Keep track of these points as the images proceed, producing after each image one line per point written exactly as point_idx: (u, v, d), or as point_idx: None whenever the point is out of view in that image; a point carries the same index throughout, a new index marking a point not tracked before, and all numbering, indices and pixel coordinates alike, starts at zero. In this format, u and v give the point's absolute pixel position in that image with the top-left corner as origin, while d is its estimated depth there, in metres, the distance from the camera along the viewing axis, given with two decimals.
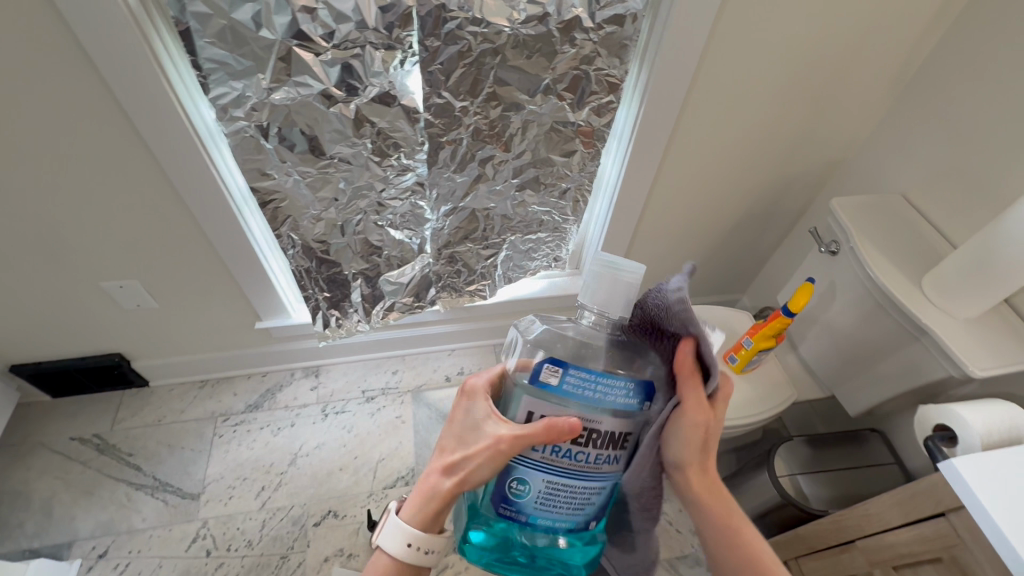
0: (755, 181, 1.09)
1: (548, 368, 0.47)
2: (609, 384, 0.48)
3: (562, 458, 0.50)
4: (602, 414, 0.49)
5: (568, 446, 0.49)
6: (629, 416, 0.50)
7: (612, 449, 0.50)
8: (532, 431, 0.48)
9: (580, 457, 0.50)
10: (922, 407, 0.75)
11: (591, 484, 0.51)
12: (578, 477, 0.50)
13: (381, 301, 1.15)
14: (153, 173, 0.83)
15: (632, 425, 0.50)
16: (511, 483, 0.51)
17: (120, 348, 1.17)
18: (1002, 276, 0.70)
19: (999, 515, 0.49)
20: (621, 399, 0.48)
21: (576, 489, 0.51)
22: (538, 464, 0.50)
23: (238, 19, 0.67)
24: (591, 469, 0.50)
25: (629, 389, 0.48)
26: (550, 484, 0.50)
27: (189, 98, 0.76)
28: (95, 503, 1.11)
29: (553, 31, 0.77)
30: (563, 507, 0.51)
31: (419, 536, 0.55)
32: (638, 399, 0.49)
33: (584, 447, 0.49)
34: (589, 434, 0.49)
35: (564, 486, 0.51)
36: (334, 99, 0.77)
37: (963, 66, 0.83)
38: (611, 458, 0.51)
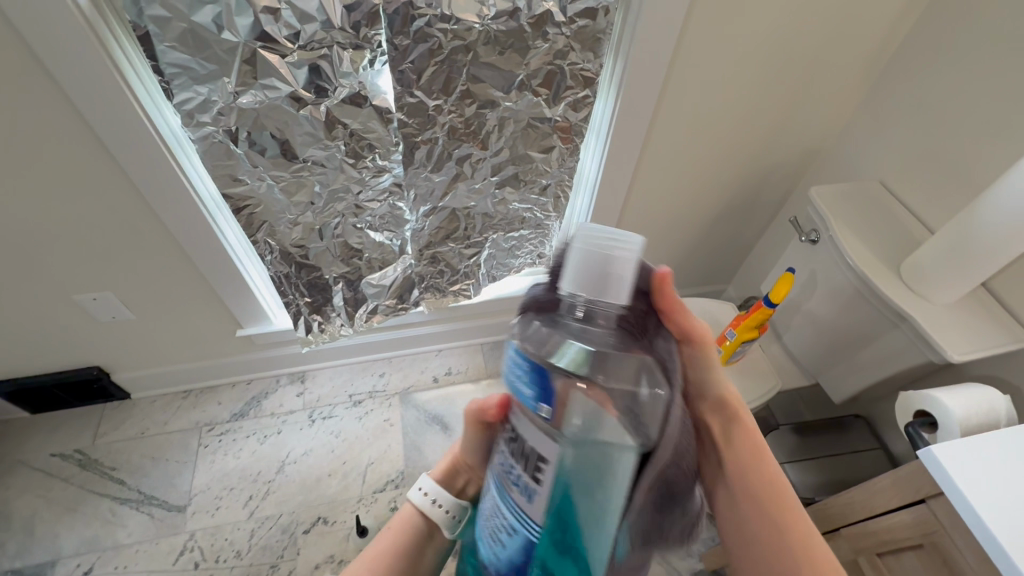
0: (735, 171, 1.09)
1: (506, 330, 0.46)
2: (517, 368, 0.41)
3: (495, 458, 0.46)
4: (517, 405, 0.42)
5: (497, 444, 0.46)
6: (527, 414, 0.40)
7: (517, 467, 0.41)
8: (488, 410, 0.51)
9: (506, 468, 0.43)
10: (903, 392, 0.75)
11: (507, 510, 0.43)
12: (501, 492, 0.44)
13: (364, 304, 1.14)
14: (120, 182, 0.81)
15: (536, 446, 0.40)
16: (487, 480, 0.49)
17: (98, 361, 1.15)
18: (977, 260, 0.70)
19: (978, 501, 0.49)
20: (521, 388, 0.41)
21: (498, 502, 0.44)
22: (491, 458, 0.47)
23: (198, 22, 0.65)
24: (505, 485, 0.43)
25: (523, 372, 0.40)
26: (493, 491, 0.45)
27: (152, 104, 0.74)
28: (79, 520, 1.09)
29: (524, 27, 0.75)
30: (496, 527, 0.44)
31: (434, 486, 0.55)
32: (533, 395, 0.39)
33: (502, 450, 0.44)
34: (508, 436, 0.43)
35: (493, 498, 0.45)
36: (303, 101, 0.76)
37: (936, 52, 0.83)
38: (520, 482, 0.41)
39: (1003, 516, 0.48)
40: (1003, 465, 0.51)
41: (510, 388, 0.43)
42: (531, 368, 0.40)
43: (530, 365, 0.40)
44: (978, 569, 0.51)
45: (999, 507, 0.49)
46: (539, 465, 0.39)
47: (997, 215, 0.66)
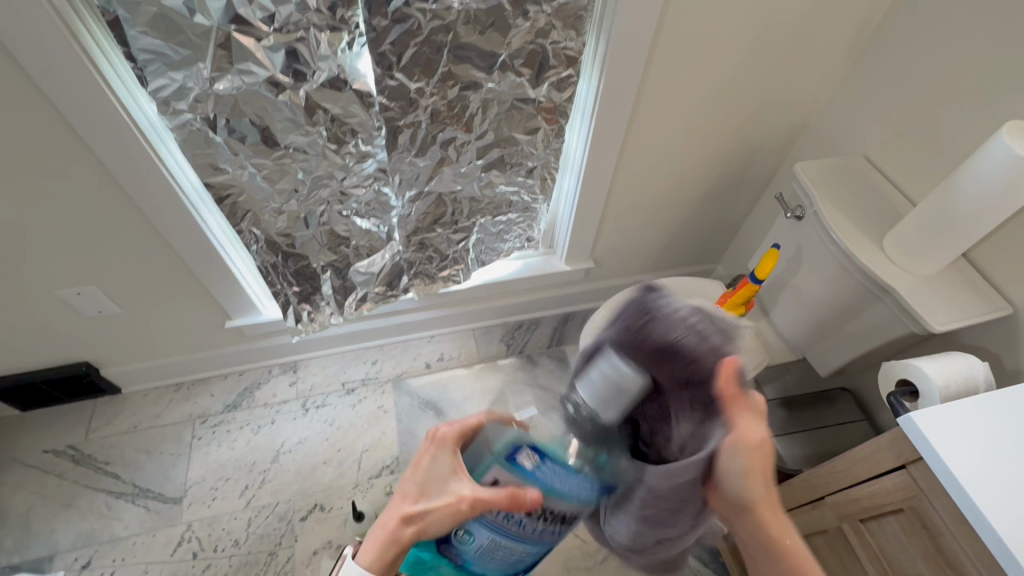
0: (721, 150, 1.08)
1: (525, 451, 0.44)
2: (573, 480, 0.45)
3: (512, 526, 0.45)
4: (552, 499, 0.45)
5: (523, 519, 0.44)
6: (581, 505, 0.47)
7: (556, 525, 0.47)
8: (509, 500, 0.43)
9: (529, 527, 0.45)
10: (885, 363, 0.76)
11: (532, 549, 0.48)
12: (526, 544, 0.47)
13: (353, 292, 1.14)
14: (97, 173, 0.79)
15: (572, 512, 0.47)
16: (457, 530, 0.46)
17: (87, 356, 1.14)
18: (957, 232, 0.71)
19: (954, 464, 0.51)
20: (565, 486, 0.45)
21: (516, 549, 0.47)
22: (488, 522, 0.45)
23: (169, 6, 0.63)
24: (535, 536, 0.47)
25: (585, 484, 0.46)
26: (494, 540, 0.46)
27: (127, 92, 0.73)
28: (74, 515, 1.09)
29: (504, 5, 0.74)
30: (500, 560, 0.48)
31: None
32: (589, 491, 0.47)
33: (533, 521, 0.45)
34: (544, 512, 0.45)
35: (506, 545, 0.47)
36: (282, 86, 0.74)
37: (919, 23, 0.83)
38: (555, 529, 0.47)
39: (976, 478, 0.50)
40: (978, 429, 0.53)
41: (554, 495, 0.45)
42: (583, 479, 0.46)
43: (578, 475, 0.46)
44: (956, 531, 0.52)
45: (972, 469, 0.50)
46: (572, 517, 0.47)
47: (976, 187, 0.67)
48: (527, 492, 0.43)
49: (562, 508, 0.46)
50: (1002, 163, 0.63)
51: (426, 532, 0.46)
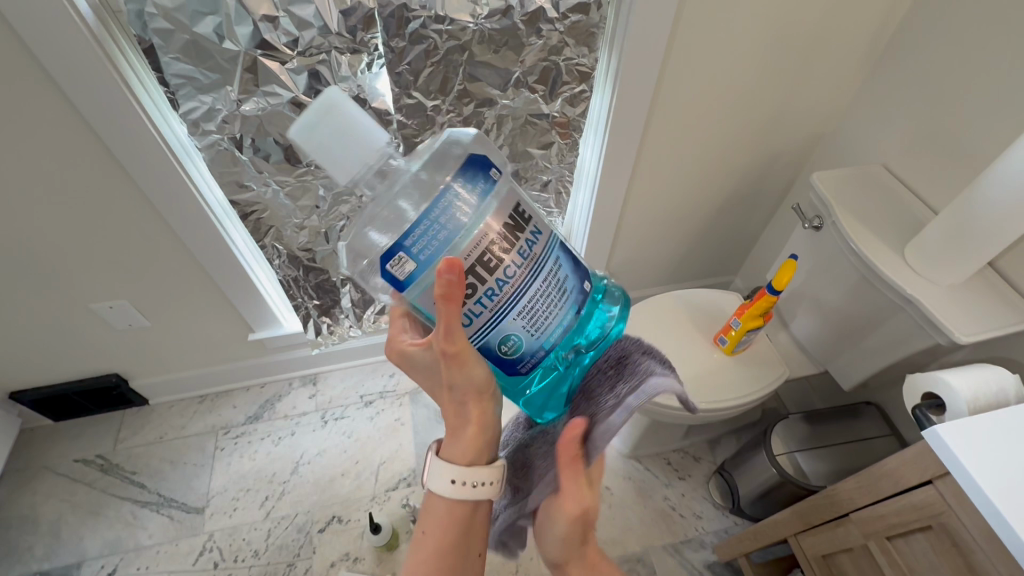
0: (737, 160, 1.08)
1: (389, 266, 0.34)
2: (440, 205, 0.34)
3: (503, 297, 0.35)
4: (479, 230, 0.34)
5: (494, 280, 0.35)
6: (492, 200, 0.35)
7: (520, 237, 0.35)
8: (442, 307, 0.34)
9: (508, 272, 0.35)
10: (909, 375, 0.75)
11: (552, 268, 0.37)
12: (535, 284, 0.36)
13: (371, 306, 1.16)
14: (130, 193, 0.83)
15: (514, 204, 0.36)
16: (500, 356, 0.37)
17: (117, 368, 1.18)
18: (984, 239, 0.69)
19: (983, 480, 0.49)
20: (459, 201, 0.34)
21: (538, 292, 0.36)
22: (491, 322, 0.36)
23: (200, 33, 0.67)
24: (529, 270, 0.36)
25: (452, 193, 0.34)
26: (523, 310, 0.36)
27: (160, 115, 0.76)
28: (101, 523, 1.12)
29: (517, 24, 0.77)
30: (555, 305, 0.37)
31: (456, 470, 0.44)
32: (471, 179, 0.34)
33: (502, 262, 0.35)
34: (491, 252, 0.34)
35: (529, 298, 0.36)
36: (304, 106, 0.77)
37: (935, 32, 0.83)
38: (527, 248, 0.36)
39: (1008, 494, 0.48)
40: (1009, 442, 0.51)
41: (463, 236, 0.34)
42: (446, 191, 0.34)
43: (438, 197, 0.34)
44: (986, 547, 0.50)
45: (1002, 484, 0.48)
46: (525, 214, 0.36)
47: (998, 194, 0.66)
48: (436, 288, 0.34)
49: (499, 215, 0.35)
50: None
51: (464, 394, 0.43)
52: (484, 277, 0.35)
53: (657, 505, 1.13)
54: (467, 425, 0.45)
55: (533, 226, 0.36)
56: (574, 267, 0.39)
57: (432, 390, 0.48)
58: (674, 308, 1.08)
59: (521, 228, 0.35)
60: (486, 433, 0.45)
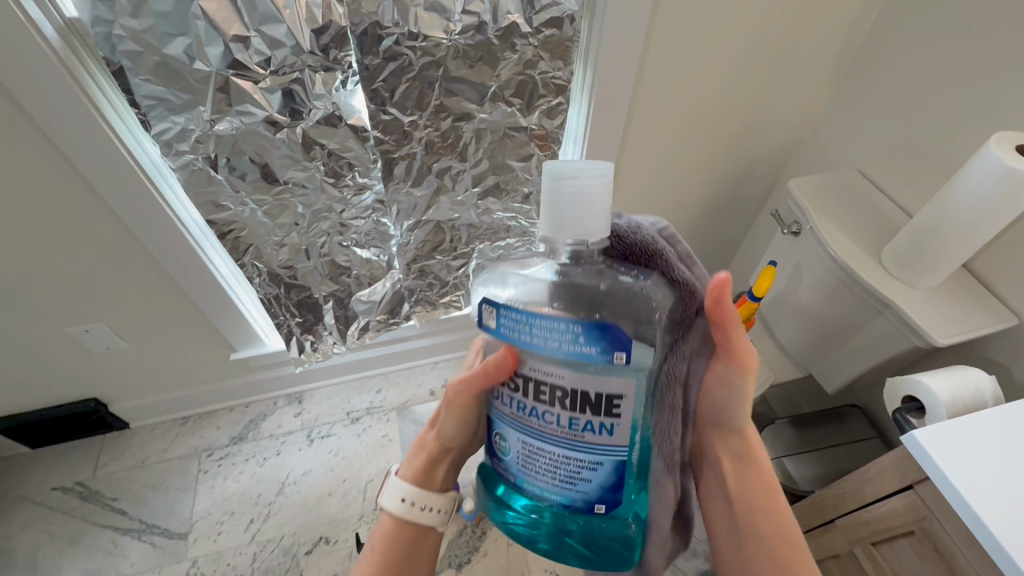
0: (716, 168, 1.09)
1: (484, 308, 0.43)
2: (547, 326, 0.40)
3: (535, 419, 0.43)
4: (555, 368, 0.40)
5: (532, 402, 0.42)
6: (586, 369, 0.39)
7: (588, 412, 0.40)
8: (486, 372, 0.44)
9: (549, 418, 0.42)
10: (890, 379, 0.75)
11: (586, 454, 0.42)
12: (579, 448, 0.42)
13: (355, 322, 1.16)
14: (102, 214, 0.82)
15: (608, 388, 0.39)
16: (496, 438, 0.47)
17: (95, 393, 1.15)
18: (957, 243, 0.70)
19: (963, 486, 0.49)
20: (576, 348, 0.39)
21: (556, 455, 0.43)
22: (509, 419, 0.44)
23: (170, 54, 0.66)
24: (571, 437, 0.42)
25: (573, 332, 0.39)
26: (527, 444, 0.44)
27: (131, 135, 0.75)
28: (81, 553, 1.09)
29: (491, 39, 0.77)
30: (549, 473, 0.44)
31: (413, 490, 0.53)
32: (598, 348, 0.38)
33: (549, 407, 0.42)
34: (551, 391, 0.41)
35: (541, 449, 0.44)
36: (279, 125, 0.77)
37: (904, 41, 0.84)
38: (590, 424, 0.41)
39: (989, 500, 0.48)
40: (986, 447, 0.51)
41: (540, 353, 0.41)
42: (566, 324, 0.39)
43: (562, 327, 0.39)
44: (967, 552, 0.50)
45: (982, 490, 0.48)
46: (614, 402, 0.40)
47: (968, 199, 0.66)
48: (492, 351, 0.43)
49: (588, 380, 0.39)
50: (991, 173, 0.63)
51: (449, 435, 0.54)
52: (528, 392, 0.42)
53: None
54: (429, 438, 0.56)
55: (609, 419, 0.40)
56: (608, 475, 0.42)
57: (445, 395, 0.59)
58: None
59: (611, 407, 0.40)
60: (435, 460, 0.55)
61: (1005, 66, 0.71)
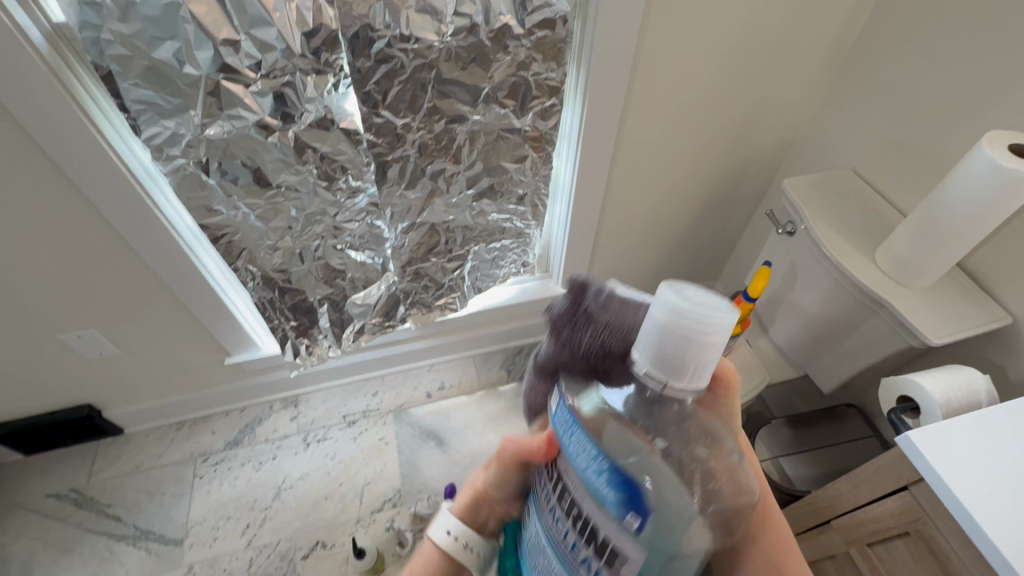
0: (711, 168, 1.09)
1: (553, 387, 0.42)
2: (588, 451, 0.36)
3: (546, 517, 0.41)
4: (578, 487, 0.37)
5: (551, 502, 0.40)
6: (602, 515, 0.36)
7: (586, 547, 0.37)
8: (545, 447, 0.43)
9: (557, 529, 0.39)
10: (884, 379, 0.75)
11: None
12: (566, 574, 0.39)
13: (350, 325, 1.15)
14: (92, 219, 0.81)
15: (613, 541, 0.35)
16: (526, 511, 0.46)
17: (89, 399, 1.15)
18: (950, 243, 0.70)
19: (959, 488, 0.49)
20: (598, 482, 0.36)
21: (551, 565, 0.40)
22: (537, 504, 0.43)
23: (160, 58, 0.65)
24: (568, 563, 0.38)
25: (603, 471, 0.35)
26: (538, 537, 0.42)
27: (121, 140, 0.74)
28: (76, 560, 1.08)
29: (484, 41, 0.77)
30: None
31: (462, 525, 0.47)
32: (617, 498, 0.35)
33: (562, 517, 0.39)
34: (569, 504, 0.38)
35: (544, 552, 0.41)
36: (271, 128, 0.76)
37: (895, 41, 0.85)
38: (586, 563, 0.37)
39: (984, 502, 0.48)
40: (980, 448, 0.51)
41: (575, 471, 0.37)
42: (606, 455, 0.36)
43: (609, 464, 0.35)
44: (962, 552, 0.50)
45: (977, 492, 0.48)
46: (618, 560, 0.35)
47: (962, 199, 0.66)
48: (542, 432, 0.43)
49: (598, 522, 0.36)
50: (984, 173, 0.63)
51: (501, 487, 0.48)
52: (552, 491, 0.40)
53: None
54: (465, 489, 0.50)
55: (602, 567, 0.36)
56: None
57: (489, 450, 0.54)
58: None
59: (610, 561, 0.36)
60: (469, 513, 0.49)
61: (999, 65, 0.71)
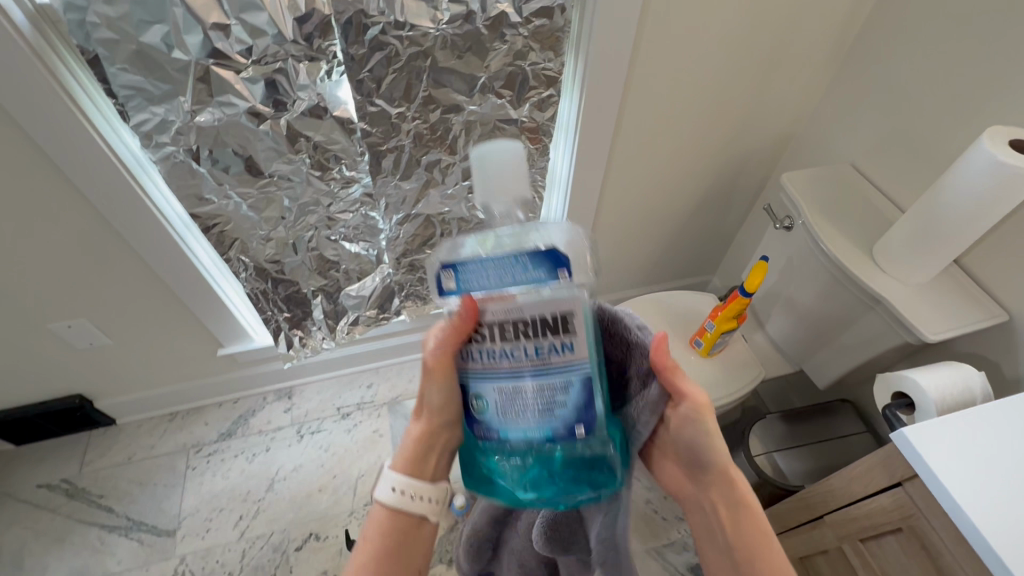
0: (709, 162, 1.08)
1: (441, 274, 0.40)
2: (502, 262, 0.38)
3: (502, 356, 0.40)
4: (513, 298, 0.38)
5: (501, 342, 0.40)
6: (544, 296, 0.37)
7: (548, 336, 0.38)
8: (455, 327, 0.43)
9: (517, 352, 0.39)
10: (879, 375, 0.75)
11: (556, 383, 0.39)
12: (543, 378, 0.39)
13: (344, 316, 1.14)
14: (79, 206, 0.79)
15: (561, 308, 0.37)
16: (471, 400, 0.43)
17: (80, 389, 1.14)
18: (947, 239, 0.70)
19: (952, 485, 0.49)
20: (524, 276, 0.38)
21: (528, 388, 0.39)
22: (483, 374, 0.42)
23: (147, 43, 0.64)
24: (539, 366, 0.39)
25: (524, 260, 0.37)
26: (500, 385, 0.41)
27: (108, 126, 0.73)
28: (67, 550, 1.07)
29: (480, 29, 0.75)
30: (525, 414, 0.40)
31: (405, 479, 0.51)
32: (545, 270, 0.37)
33: (516, 340, 0.39)
34: (516, 323, 0.39)
35: (513, 385, 0.40)
36: (263, 116, 0.75)
37: (896, 34, 0.84)
38: (554, 350, 0.38)
39: (977, 499, 0.47)
40: (973, 445, 0.51)
41: (496, 290, 0.39)
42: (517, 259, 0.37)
43: (514, 254, 0.38)
44: (954, 551, 0.50)
45: (970, 489, 0.48)
46: (568, 321, 0.37)
47: (961, 195, 0.66)
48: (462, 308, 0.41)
49: (547, 303, 0.37)
50: (984, 168, 0.62)
51: (433, 411, 0.53)
52: (495, 336, 0.40)
53: (641, 510, 1.13)
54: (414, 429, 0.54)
55: (565, 337, 0.38)
56: (581, 406, 0.39)
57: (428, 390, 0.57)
58: (649, 312, 1.07)
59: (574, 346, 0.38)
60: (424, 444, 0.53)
61: (999, 60, 0.71)
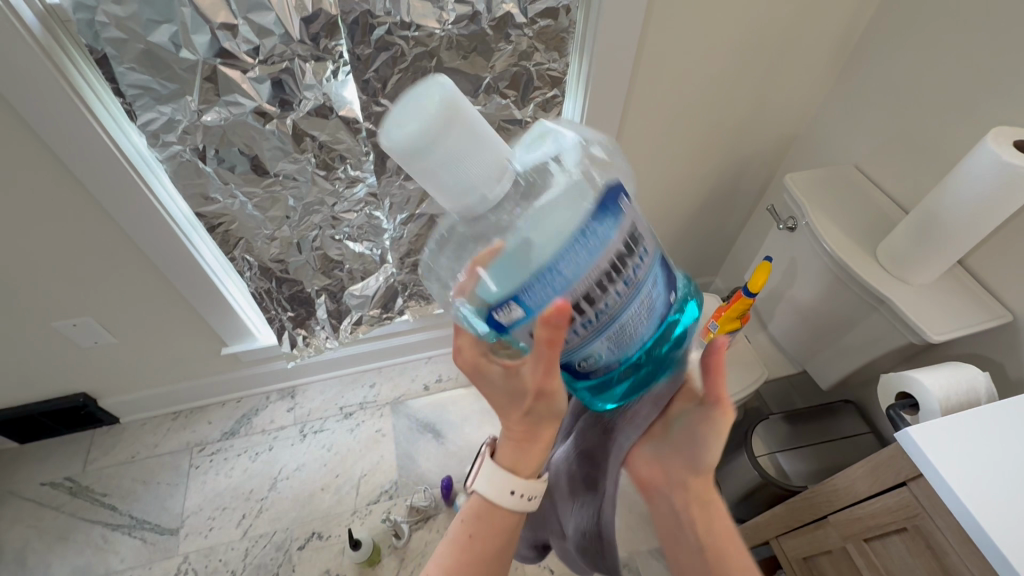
0: (712, 162, 1.09)
1: (505, 309, 0.35)
2: (561, 254, 0.33)
3: (600, 319, 0.36)
4: (589, 270, 0.34)
5: (593, 309, 0.35)
6: (609, 241, 0.34)
7: (628, 264, 0.35)
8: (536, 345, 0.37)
9: (611, 301, 0.35)
10: (882, 376, 0.75)
11: (650, 290, 0.37)
12: (644, 292, 0.37)
13: (348, 316, 1.15)
14: (86, 205, 0.80)
15: (625, 233, 0.35)
16: (583, 366, 0.40)
17: (85, 388, 1.14)
18: (950, 239, 0.70)
19: (957, 484, 0.49)
20: (588, 242, 0.34)
21: (635, 319, 0.37)
22: (581, 345, 0.37)
23: (155, 42, 0.64)
24: (638, 291, 0.36)
25: (574, 232, 0.33)
26: (611, 334, 0.37)
27: (115, 125, 0.73)
28: (71, 548, 1.08)
29: (485, 29, 0.76)
30: (644, 327, 0.39)
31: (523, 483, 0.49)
32: (599, 216, 0.34)
33: (608, 292, 0.35)
34: (599, 281, 0.35)
35: (625, 324, 0.37)
36: (269, 115, 0.75)
37: (900, 36, 0.84)
38: (638, 267, 0.36)
39: (983, 499, 0.47)
40: (978, 444, 0.51)
41: (580, 281, 0.34)
42: (575, 242, 0.33)
43: (571, 237, 0.34)
44: (960, 550, 0.50)
45: (975, 489, 0.48)
46: (635, 236, 0.35)
47: (965, 196, 0.66)
48: (542, 332, 0.35)
49: (617, 243, 0.34)
50: (989, 169, 0.62)
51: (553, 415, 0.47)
52: (584, 309, 0.35)
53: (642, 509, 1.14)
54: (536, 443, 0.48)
55: (640, 248, 0.36)
56: (666, 281, 0.39)
57: (497, 404, 0.48)
58: None
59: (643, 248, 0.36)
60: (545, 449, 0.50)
61: (1003, 62, 0.71)
